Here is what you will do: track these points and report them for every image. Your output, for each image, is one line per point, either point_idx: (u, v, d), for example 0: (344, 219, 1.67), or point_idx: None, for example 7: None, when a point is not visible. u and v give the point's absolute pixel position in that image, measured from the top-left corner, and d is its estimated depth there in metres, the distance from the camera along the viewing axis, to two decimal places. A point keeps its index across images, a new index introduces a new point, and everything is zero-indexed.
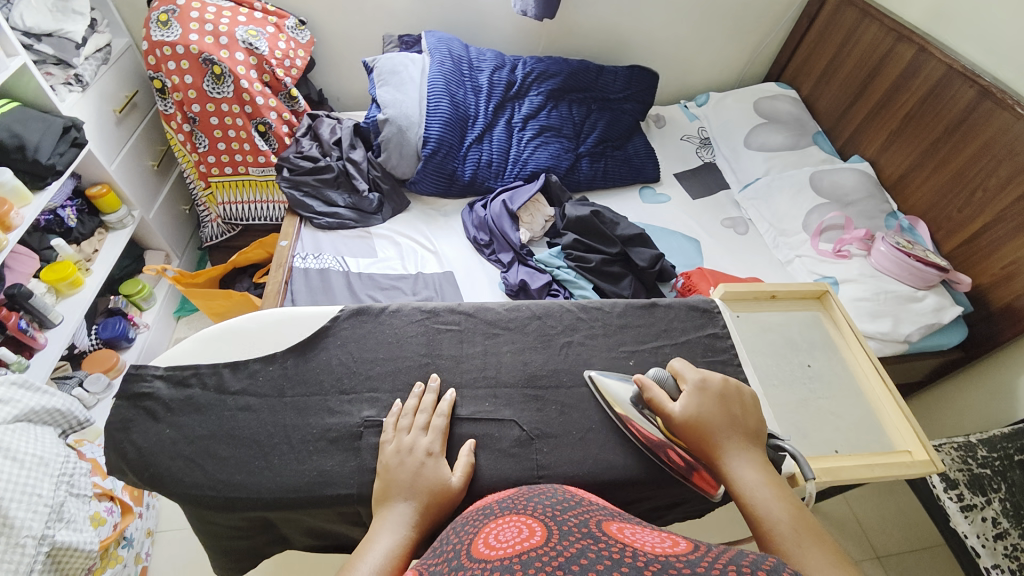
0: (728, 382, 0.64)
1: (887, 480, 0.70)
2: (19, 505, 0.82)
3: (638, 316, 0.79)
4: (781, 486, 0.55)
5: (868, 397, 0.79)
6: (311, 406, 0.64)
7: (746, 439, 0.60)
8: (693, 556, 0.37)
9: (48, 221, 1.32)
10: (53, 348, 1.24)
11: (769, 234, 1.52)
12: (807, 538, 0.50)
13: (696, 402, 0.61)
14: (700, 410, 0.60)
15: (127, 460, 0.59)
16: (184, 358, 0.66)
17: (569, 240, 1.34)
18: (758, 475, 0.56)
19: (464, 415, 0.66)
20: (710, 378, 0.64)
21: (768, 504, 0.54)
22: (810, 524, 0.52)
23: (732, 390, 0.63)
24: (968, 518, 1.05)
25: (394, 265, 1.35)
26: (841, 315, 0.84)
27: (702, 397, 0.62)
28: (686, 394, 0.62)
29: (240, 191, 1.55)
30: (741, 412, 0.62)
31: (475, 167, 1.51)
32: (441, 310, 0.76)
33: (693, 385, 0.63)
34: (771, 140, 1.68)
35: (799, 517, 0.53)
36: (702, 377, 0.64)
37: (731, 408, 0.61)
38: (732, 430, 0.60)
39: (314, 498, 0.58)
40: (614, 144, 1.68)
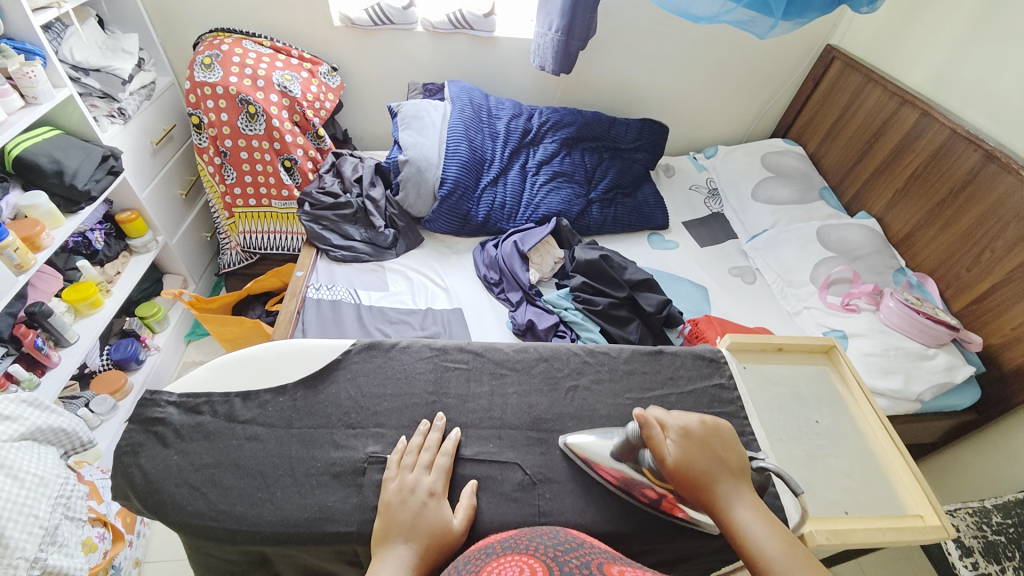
0: (708, 423, 0.61)
1: (899, 546, 0.67)
2: (15, 526, 0.82)
3: (645, 363, 0.79)
4: (773, 521, 0.54)
5: (878, 457, 0.77)
6: (317, 439, 0.64)
7: (734, 480, 0.58)
8: None
9: (76, 242, 1.37)
10: (66, 367, 1.26)
11: (777, 284, 1.54)
12: (806, 574, 0.50)
13: (683, 448, 0.59)
14: (686, 457, 0.58)
15: (133, 486, 0.59)
16: (198, 385, 0.67)
17: (578, 282, 1.36)
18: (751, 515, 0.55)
19: (468, 455, 0.65)
20: (690, 422, 0.61)
21: (762, 542, 0.53)
22: (805, 555, 0.51)
23: (712, 430, 0.60)
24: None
25: (405, 299, 1.37)
26: (850, 371, 0.84)
27: (687, 442, 0.59)
28: (671, 443, 0.59)
29: (261, 221, 1.61)
30: (725, 451, 0.60)
31: (488, 209, 1.55)
32: (450, 348, 0.77)
33: (675, 432, 0.60)
34: (779, 193, 1.72)
35: (796, 549, 0.52)
36: (680, 419, 0.62)
37: (712, 448, 0.59)
38: (717, 473, 0.57)
39: (313, 534, 0.57)
40: (624, 191, 1.73)
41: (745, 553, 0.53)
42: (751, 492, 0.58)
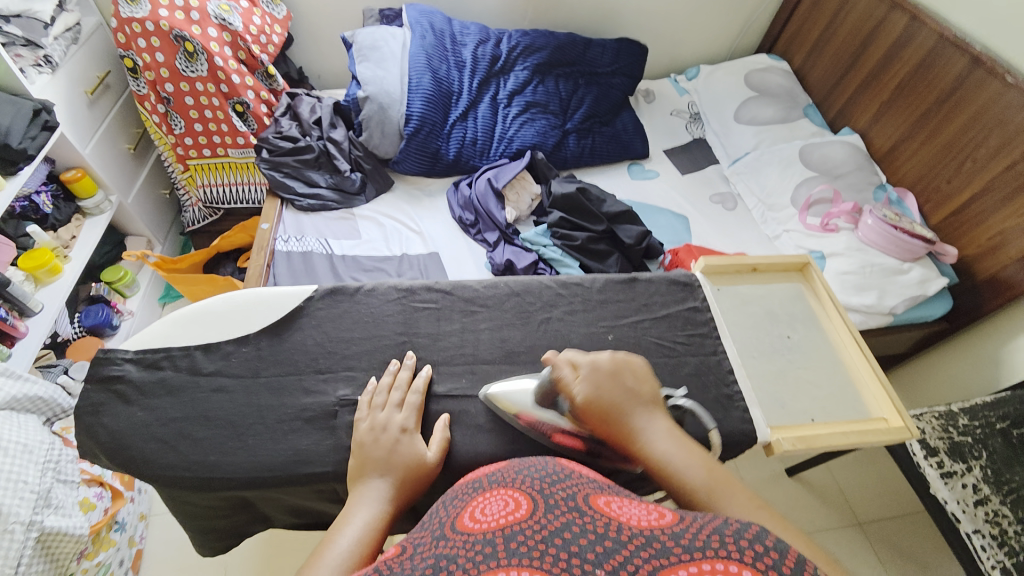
0: (617, 356, 0.61)
1: (862, 446, 0.70)
2: (4, 493, 0.82)
3: (618, 291, 0.76)
4: (691, 446, 0.54)
5: (847, 367, 0.79)
6: (286, 386, 0.62)
7: (647, 411, 0.57)
8: (678, 529, 0.39)
9: (24, 207, 1.29)
10: (35, 336, 1.22)
11: (758, 209, 1.52)
12: (728, 494, 0.50)
13: (595, 383, 0.57)
14: (598, 393, 0.56)
15: (98, 444, 0.57)
16: (155, 341, 0.64)
17: (555, 218, 1.32)
18: (669, 446, 0.54)
19: (440, 392, 0.65)
20: (600, 358, 0.60)
21: (685, 469, 0.52)
22: (724, 475, 0.52)
23: (623, 363, 0.60)
24: (949, 484, 1.06)
25: (379, 246, 1.33)
26: (822, 287, 0.84)
27: (599, 377, 0.57)
28: (584, 380, 0.57)
29: (220, 173, 1.53)
30: (636, 382, 0.59)
31: (459, 146, 1.48)
32: (418, 289, 0.73)
33: (586, 369, 0.58)
34: (761, 113, 1.65)
35: (715, 469, 0.53)
36: (590, 358, 0.60)
37: (624, 381, 0.58)
38: (632, 406, 0.56)
39: (290, 476, 0.57)
40: (602, 120, 1.66)
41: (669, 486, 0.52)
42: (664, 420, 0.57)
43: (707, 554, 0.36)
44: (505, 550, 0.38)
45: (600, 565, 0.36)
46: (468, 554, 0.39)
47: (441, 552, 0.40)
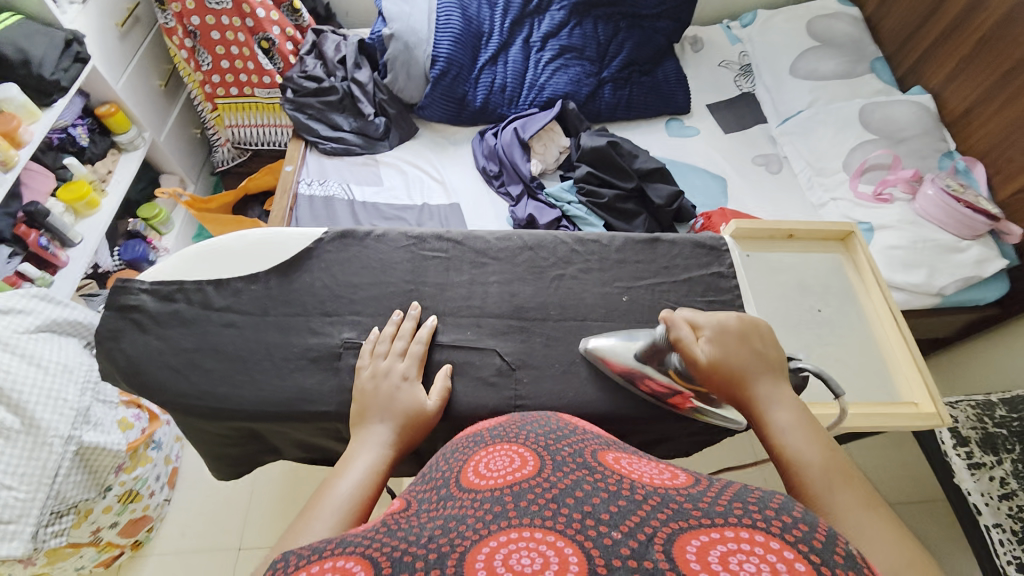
0: (745, 318, 0.59)
1: (886, 430, 0.66)
2: (44, 408, 0.91)
3: (639, 251, 0.70)
4: (814, 428, 0.52)
5: (880, 347, 0.74)
6: (293, 326, 0.62)
7: (772, 378, 0.55)
8: (695, 492, 0.39)
9: (61, 139, 1.32)
10: (77, 265, 1.28)
11: (805, 173, 1.40)
12: (841, 484, 0.47)
13: (721, 343, 0.56)
14: (722, 354, 0.55)
15: (116, 368, 0.58)
16: (171, 274, 0.63)
17: (582, 172, 1.26)
18: (790, 419, 0.52)
19: (444, 342, 0.63)
20: (728, 319, 0.58)
21: (798, 446, 0.50)
22: (845, 465, 0.49)
23: (753, 328, 0.58)
24: (973, 476, 1.02)
25: (400, 195, 1.31)
26: (864, 260, 0.77)
27: (725, 338, 0.57)
28: (710, 338, 0.57)
29: (247, 113, 1.52)
30: (765, 349, 0.57)
31: (488, 92, 1.41)
32: (429, 237, 0.70)
33: (710, 331, 0.57)
34: (821, 67, 1.49)
35: (835, 458, 0.49)
36: (715, 318, 0.59)
37: (753, 345, 0.57)
38: (758, 371, 0.55)
39: (294, 412, 0.58)
40: (642, 69, 1.54)
41: (778, 456, 0.50)
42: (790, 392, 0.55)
43: (730, 521, 0.34)
44: (516, 510, 0.37)
45: (616, 527, 0.34)
46: (478, 513, 0.37)
47: (449, 511, 0.39)
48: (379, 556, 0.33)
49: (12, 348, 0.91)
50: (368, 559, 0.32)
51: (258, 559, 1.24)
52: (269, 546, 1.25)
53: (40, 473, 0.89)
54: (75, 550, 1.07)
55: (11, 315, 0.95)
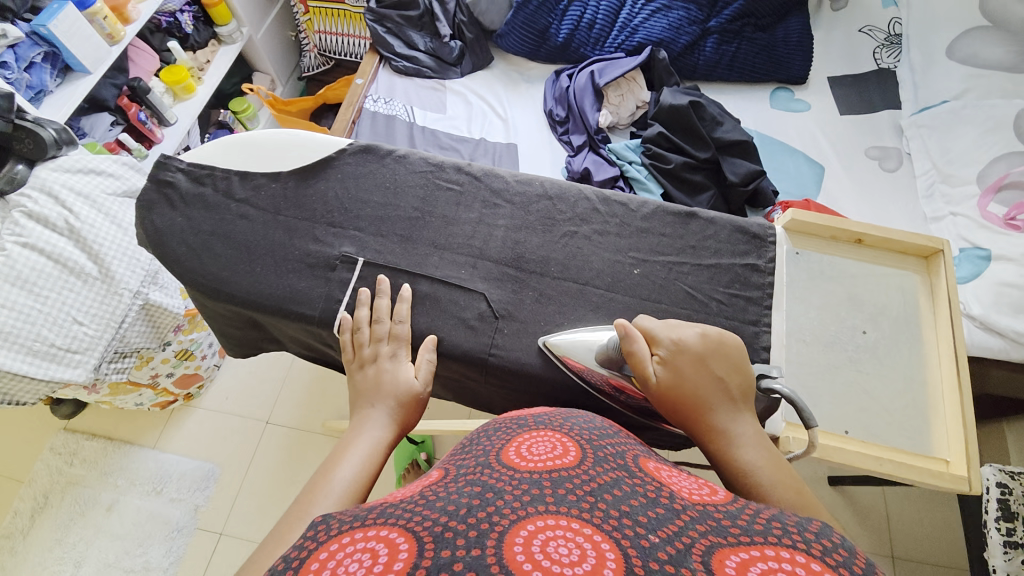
0: (711, 337, 0.54)
1: (895, 480, 0.57)
2: (121, 263, 1.05)
3: (667, 224, 0.63)
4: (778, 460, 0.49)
5: (927, 390, 0.63)
6: (298, 230, 0.63)
7: (732, 410, 0.52)
8: (732, 509, 0.38)
9: (169, 23, 1.42)
10: (168, 144, 1.39)
11: (927, 178, 1.18)
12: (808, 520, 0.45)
13: (678, 366, 0.52)
14: (680, 379, 0.51)
15: (144, 235, 0.62)
16: (205, 158, 0.65)
17: (653, 132, 1.15)
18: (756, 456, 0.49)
19: (435, 276, 0.62)
20: (687, 340, 0.53)
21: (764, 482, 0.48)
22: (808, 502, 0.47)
23: (713, 348, 0.53)
24: (1005, 555, 0.87)
25: (460, 126, 1.28)
26: (944, 286, 0.64)
27: (681, 362, 0.52)
28: (667, 360, 0.52)
29: (335, 20, 1.55)
30: (727, 374, 0.53)
31: (573, 28, 1.29)
32: (449, 167, 0.67)
33: (667, 351, 0.52)
34: (992, 48, 1.20)
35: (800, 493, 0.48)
36: (675, 335, 0.53)
37: (713, 371, 0.52)
38: (718, 399, 0.51)
39: (284, 311, 0.60)
40: (758, 23, 1.33)
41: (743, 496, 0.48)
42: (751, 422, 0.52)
43: (771, 540, 0.33)
44: (554, 495, 0.37)
45: (654, 531, 0.34)
46: (516, 490, 0.37)
47: (484, 480, 0.39)
48: (420, 529, 0.33)
49: (98, 206, 1.04)
50: (410, 532, 0.32)
51: (282, 435, 1.40)
52: (292, 427, 1.41)
53: (110, 314, 1.05)
54: (136, 387, 1.26)
55: (99, 176, 1.07)
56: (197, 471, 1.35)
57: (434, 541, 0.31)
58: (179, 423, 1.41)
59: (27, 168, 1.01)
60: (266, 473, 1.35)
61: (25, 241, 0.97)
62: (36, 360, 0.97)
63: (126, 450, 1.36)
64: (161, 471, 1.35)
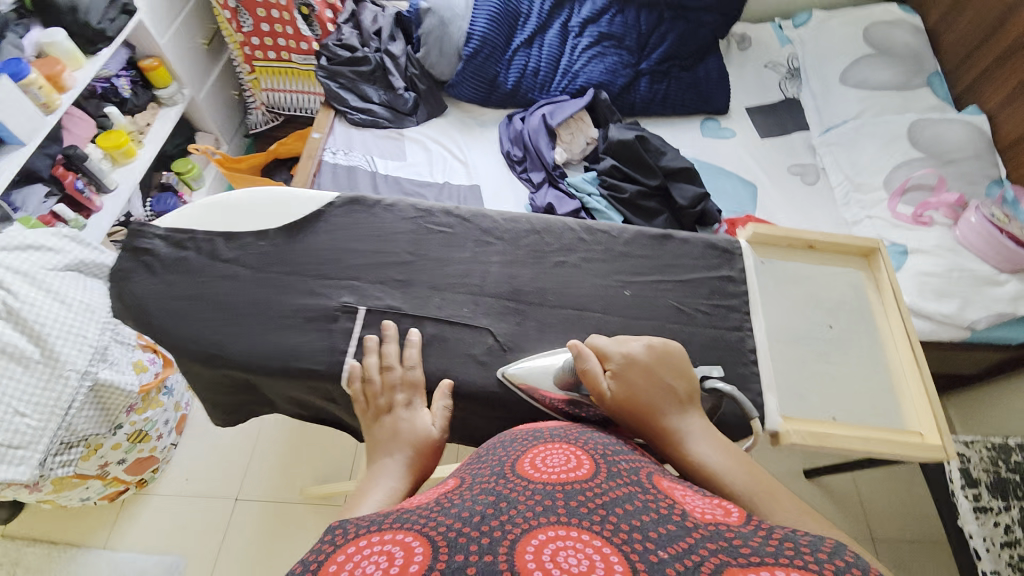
0: (656, 348, 0.57)
1: (885, 458, 0.61)
2: (64, 343, 0.97)
3: (645, 246, 0.68)
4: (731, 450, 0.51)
5: (890, 372, 0.69)
6: (290, 285, 0.62)
7: (681, 411, 0.54)
8: (745, 531, 0.38)
9: (104, 88, 1.38)
10: (109, 212, 1.31)
11: (842, 188, 1.34)
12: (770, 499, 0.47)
13: (627, 375, 0.54)
14: (631, 387, 0.53)
15: (123, 307, 0.59)
16: (184, 222, 0.64)
17: (606, 165, 1.24)
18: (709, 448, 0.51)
19: (438, 317, 0.62)
20: (633, 351, 0.56)
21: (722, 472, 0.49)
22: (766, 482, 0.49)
23: (657, 355, 0.56)
24: (977, 519, 0.97)
25: (422, 171, 1.31)
26: (887, 280, 0.73)
27: (630, 371, 0.55)
28: (617, 371, 0.55)
29: (285, 78, 1.56)
30: (673, 378, 0.56)
31: (519, 75, 1.38)
32: (437, 211, 0.69)
33: (616, 363, 0.55)
34: (873, 76, 1.42)
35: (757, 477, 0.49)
36: (622, 349, 0.57)
37: (659, 376, 0.55)
38: (667, 402, 0.54)
39: (283, 369, 0.58)
40: (682, 64, 1.50)
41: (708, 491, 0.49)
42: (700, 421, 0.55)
43: (781, 561, 0.33)
44: (565, 507, 0.39)
45: (662, 546, 0.35)
46: (528, 500, 0.40)
47: (499, 492, 0.41)
48: (436, 535, 0.35)
49: (39, 283, 0.97)
50: (428, 537, 0.35)
51: (255, 511, 1.29)
52: (265, 501, 1.30)
53: (56, 401, 0.96)
54: (82, 481, 1.13)
55: (40, 251, 1.01)
56: (158, 567, 1.21)
57: (449, 546, 0.34)
58: (132, 515, 1.27)
59: None
60: (239, 556, 1.23)
61: None
62: None
63: (73, 554, 1.22)
64: (115, 572, 1.21)
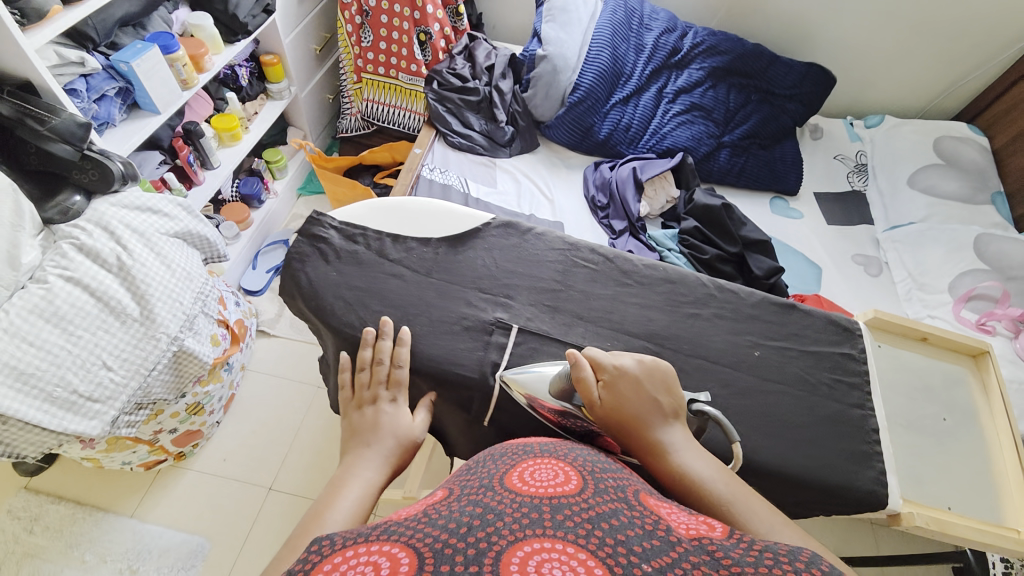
0: (646, 363, 0.58)
1: (992, 549, 0.65)
2: (163, 305, 0.99)
3: (772, 312, 0.72)
4: (713, 460, 0.52)
5: (994, 470, 0.72)
6: (451, 293, 0.70)
7: (666, 424, 0.55)
8: (727, 542, 0.36)
9: (226, 74, 1.46)
10: (208, 187, 1.38)
11: (904, 284, 1.39)
12: (751, 507, 0.48)
13: (619, 388, 0.56)
14: (621, 399, 0.55)
15: (299, 286, 0.68)
16: (356, 218, 0.74)
17: (688, 226, 1.30)
18: (691, 458, 0.52)
19: (585, 345, 0.66)
20: (626, 364, 0.57)
21: (706, 482, 0.50)
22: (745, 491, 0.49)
23: (648, 369, 0.57)
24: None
25: (510, 201, 1.37)
26: (995, 383, 0.77)
27: (621, 384, 0.56)
28: (609, 383, 0.56)
29: (386, 93, 1.63)
30: (663, 390, 0.57)
31: (612, 128, 1.47)
32: (583, 247, 0.75)
33: (609, 375, 0.56)
34: (941, 185, 1.50)
35: (739, 485, 0.50)
36: (615, 362, 0.58)
37: (649, 389, 0.56)
38: (653, 416, 0.54)
39: (441, 369, 0.65)
40: (762, 143, 1.57)
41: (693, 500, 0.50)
42: (684, 432, 0.55)
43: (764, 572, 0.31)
44: (551, 520, 0.36)
45: (647, 561, 0.33)
46: (514, 512, 0.37)
47: (486, 502, 0.39)
48: (421, 546, 0.32)
49: (150, 244, 1.00)
50: (413, 549, 0.32)
51: (286, 504, 1.27)
52: (298, 496, 1.28)
53: (142, 361, 0.97)
54: (133, 444, 1.13)
55: (154, 214, 1.04)
56: (184, 545, 1.19)
57: (435, 557, 0.31)
58: (165, 487, 1.26)
59: (83, 199, 0.98)
60: (264, 549, 1.20)
61: (69, 275, 0.91)
62: (54, 410, 0.86)
63: (97, 518, 1.20)
64: (139, 546, 1.18)
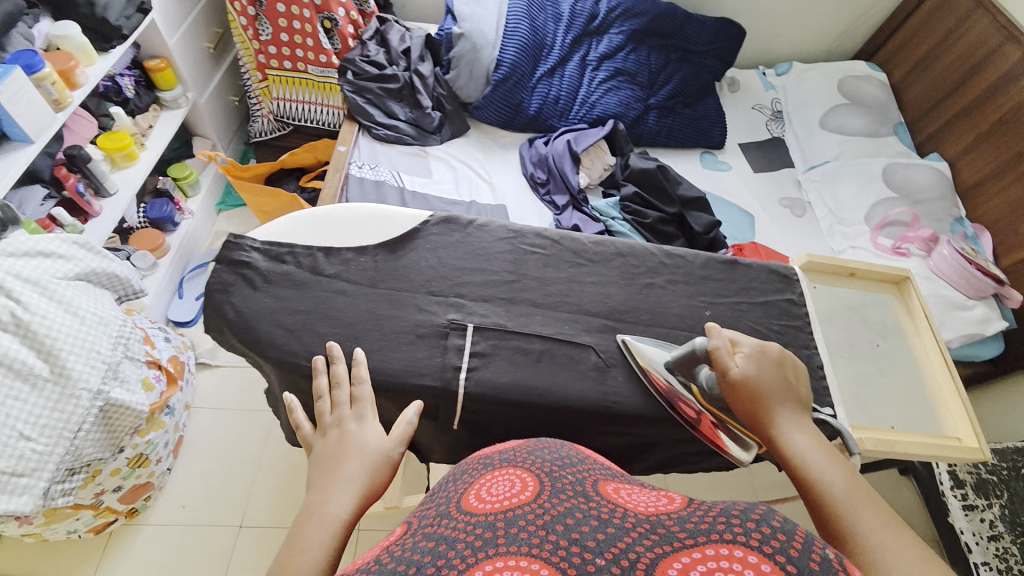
0: (785, 352, 0.62)
1: (937, 459, 0.73)
2: (77, 358, 0.88)
3: (720, 270, 0.77)
4: (833, 453, 0.53)
5: (928, 384, 0.80)
6: (401, 300, 0.68)
7: (792, 405, 0.57)
8: (684, 513, 0.35)
9: (107, 87, 1.30)
10: (109, 216, 1.24)
11: (826, 221, 1.49)
12: (867, 505, 0.47)
13: (755, 364, 0.60)
14: (753, 373, 0.59)
15: (228, 319, 0.64)
16: (280, 236, 0.70)
17: (628, 192, 1.31)
18: (808, 442, 0.54)
19: (544, 333, 0.69)
20: (769, 348, 0.62)
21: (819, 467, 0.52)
22: (866, 489, 0.49)
23: (790, 358, 0.61)
24: (966, 515, 1.18)
25: (449, 189, 1.33)
26: (918, 305, 0.84)
27: (761, 362, 0.60)
28: (747, 359, 0.60)
29: (296, 87, 1.50)
30: (797, 381, 0.60)
31: (542, 101, 1.45)
32: (528, 233, 0.77)
33: (749, 351, 0.61)
34: (850, 123, 1.60)
35: (855, 480, 0.50)
36: (757, 344, 0.62)
37: (785, 374, 0.60)
38: (783, 398, 0.58)
39: (402, 383, 0.63)
40: (686, 101, 1.60)
41: (799, 478, 0.52)
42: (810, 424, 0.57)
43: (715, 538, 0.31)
44: (506, 534, 0.34)
45: (601, 554, 0.32)
46: (468, 535, 0.35)
47: (440, 531, 0.37)
48: None
49: (49, 292, 0.88)
50: None
51: (258, 539, 1.20)
52: (269, 527, 1.22)
53: (63, 424, 0.85)
54: (74, 512, 1.03)
55: (50, 258, 0.92)
56: None
57: None
58: (121, 548, 1.16)
59: None
60: None
61: None
62: None
63: None
64: None
